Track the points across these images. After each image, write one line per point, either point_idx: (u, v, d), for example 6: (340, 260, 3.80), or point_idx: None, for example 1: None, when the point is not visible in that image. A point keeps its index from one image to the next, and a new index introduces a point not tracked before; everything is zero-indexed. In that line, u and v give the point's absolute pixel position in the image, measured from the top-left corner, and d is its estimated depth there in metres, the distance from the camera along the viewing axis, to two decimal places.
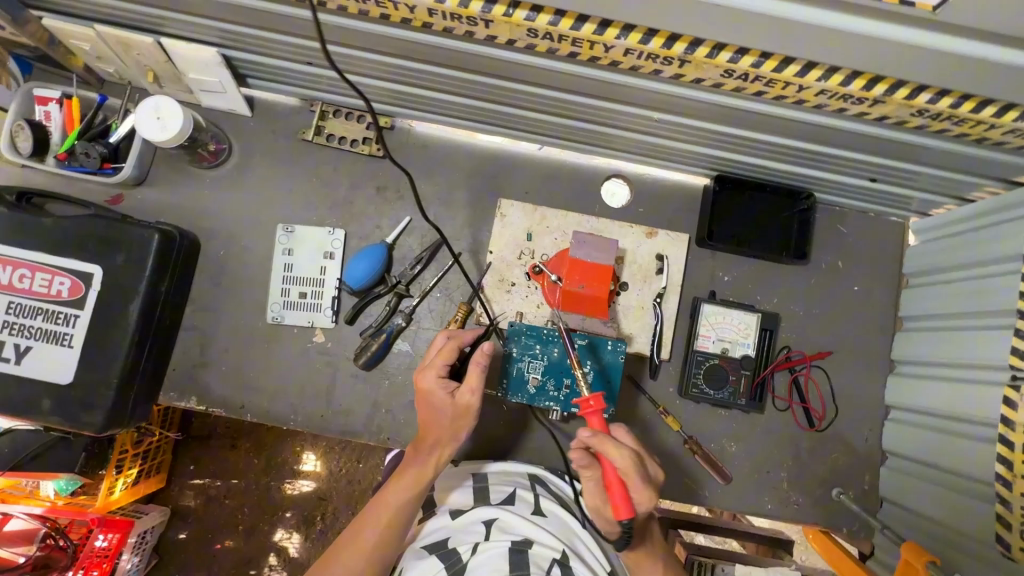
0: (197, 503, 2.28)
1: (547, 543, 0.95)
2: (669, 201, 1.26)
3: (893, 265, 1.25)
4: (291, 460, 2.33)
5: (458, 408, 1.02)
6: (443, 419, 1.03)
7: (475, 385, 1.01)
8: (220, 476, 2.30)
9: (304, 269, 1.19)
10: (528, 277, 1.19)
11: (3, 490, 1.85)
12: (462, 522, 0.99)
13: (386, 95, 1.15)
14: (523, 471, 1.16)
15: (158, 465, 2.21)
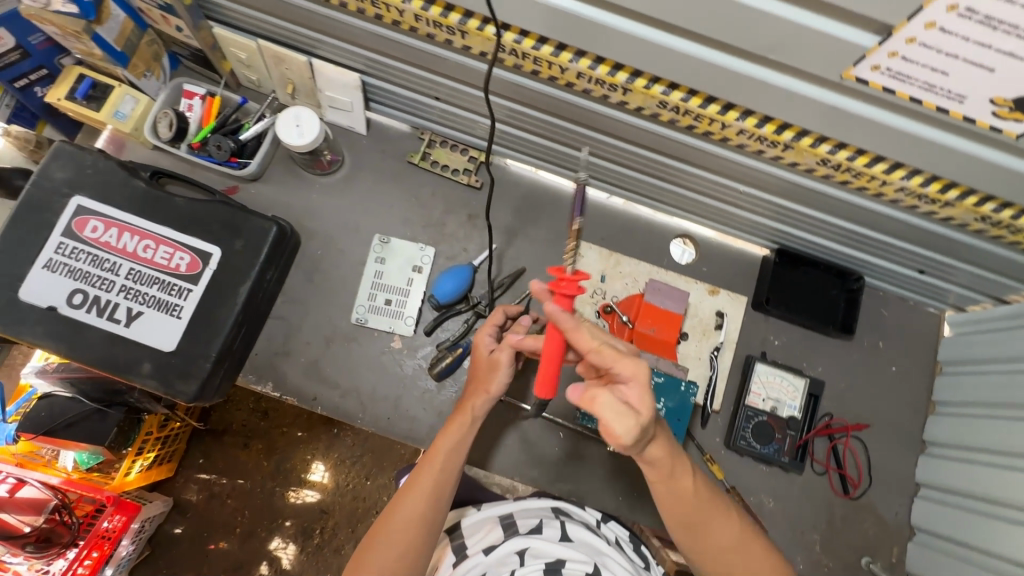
0: (200, 498, 2.26)
1: (579, 560, 1.00)
2: (729, 264, 1.38)
3: (929, 352, 1.36)
4: (300, 467, 2.32)
5: (490, 361, 1.06)
6: (480, 372, 1.08)
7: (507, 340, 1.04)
8: (227, 474, 2.29)
9: (394, 278, 1.29)
10: (598, 315, 1.28)
11: (21, 455, 1.84)
12: (496, 557, 1.03)
13: (494, 135, 1.28)
14: (541, 501, 1.18)
15: (172, 454, 2.19)
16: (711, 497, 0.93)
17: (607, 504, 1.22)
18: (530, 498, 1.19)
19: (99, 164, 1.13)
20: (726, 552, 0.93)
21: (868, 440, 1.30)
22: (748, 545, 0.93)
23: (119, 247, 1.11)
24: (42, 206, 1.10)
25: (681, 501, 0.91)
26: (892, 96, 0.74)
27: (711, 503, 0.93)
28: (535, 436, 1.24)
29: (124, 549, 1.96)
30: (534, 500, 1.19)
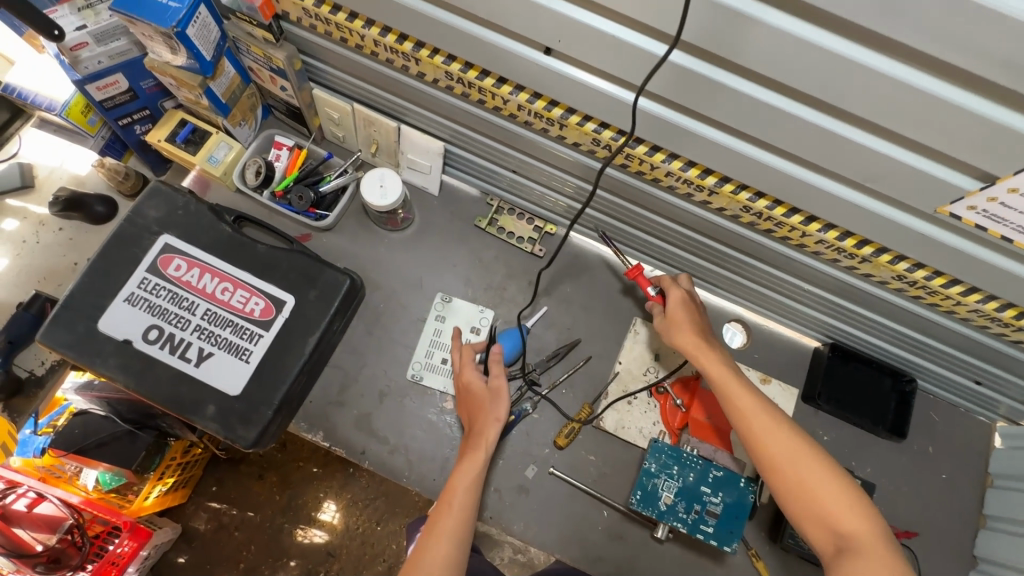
0: (207, 528, 2.22)
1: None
2: (780, 354, 1.39)
3: (979, 462, 1.34)
4: (312, 505, 2.28)
5: (491, 391, 1.17)
6: (483, 403, 1.15)
7: (498, 367, 1.19)
8: (238, 505, 2.25)
9: (452, 338, 1.31)
10: (649, 394, 1.29)
11: (45, 470, 1.81)
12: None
13: (563, 209, 1.32)
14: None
15: (187, 480, 2.16)
16: (761, 401, 0.99)
17: None
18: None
19: (190, 207, 1.19)
20: (789, 462, 0.92)
21: (915, 549, 1.27)
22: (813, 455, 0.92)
23: (198, 287, 1.14)
24: (131, 241, 1.15)
25: (726, 399, 1.01)
26: (982, 232, 0.77)
27: (763, 407, 0.98)
28: (578, 512, 1.23)
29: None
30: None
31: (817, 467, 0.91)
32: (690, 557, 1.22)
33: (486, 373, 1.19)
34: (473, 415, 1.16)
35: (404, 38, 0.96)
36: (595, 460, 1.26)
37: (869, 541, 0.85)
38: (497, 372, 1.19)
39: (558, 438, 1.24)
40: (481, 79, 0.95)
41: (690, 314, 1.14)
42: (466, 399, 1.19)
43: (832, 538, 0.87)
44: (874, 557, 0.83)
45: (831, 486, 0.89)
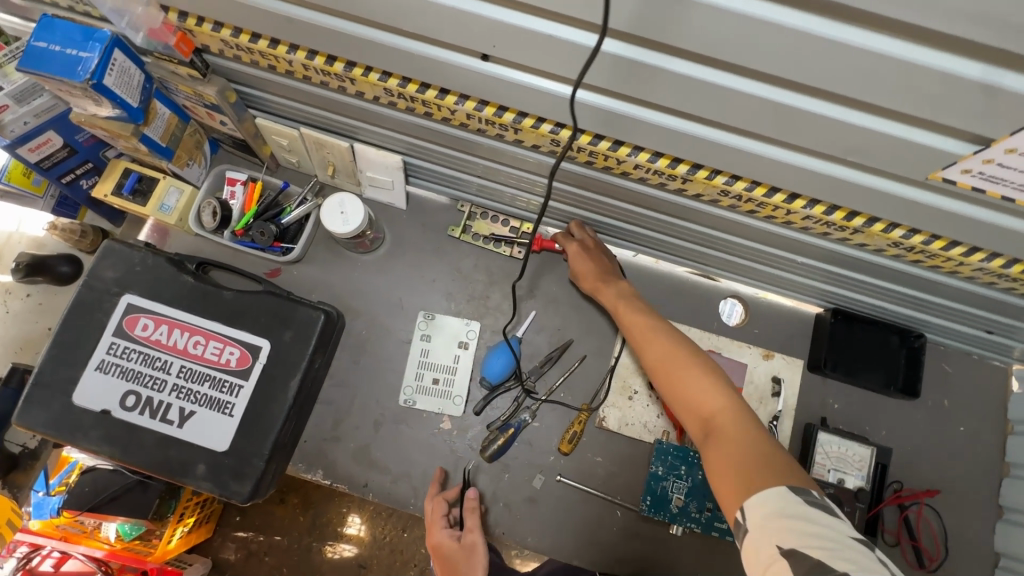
0: (238, 557, 2.25)
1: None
2: (781, 325, 1.34)
3: (998, 409, 1.30)
4: (336, 521, 2.29)
5: (465, 547, 1.12)
6: (458, 565, 1.12)
7: (474, 521, 1.14)
8: (264, 531, 2.27)
9: (441, 356, 1.27)
10: (650, 386, 1.25)
11: (61, 527, 1.72)
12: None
13: (538, 208, 1.26)
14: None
15: (210, 515, 2.18)
16: (645, 320, 1.04)
17: None
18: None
19: (148, 262, 1.13)
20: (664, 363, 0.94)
21: (939, 507, 1.24)
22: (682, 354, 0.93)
23: (169, 344, 1.10)
24: (93, 307, 1.10)
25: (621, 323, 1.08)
26: (980, 194, 0.70)
27: (646, 324, 1.03)
28: (592, 516, 1.21)
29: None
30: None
31: (686, 363, 0.91)
32: (710, 546, 1.20)
33: (460, 528, 1.14)
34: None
35: (332, 59, 0.89)
36: (603, 461, 1.23)
37: (736, 420, 0.80)
38: (471, 526, 1.14)
39: (562, 444, 1.21)
40: (423, 92, 0.88)
41: (588, 264, 1.18)
42: (439, 558, 1.13)
43: (700, 425, 0.84)
44: (727, 429, 0.79)
45: (695, 376, 0.88)
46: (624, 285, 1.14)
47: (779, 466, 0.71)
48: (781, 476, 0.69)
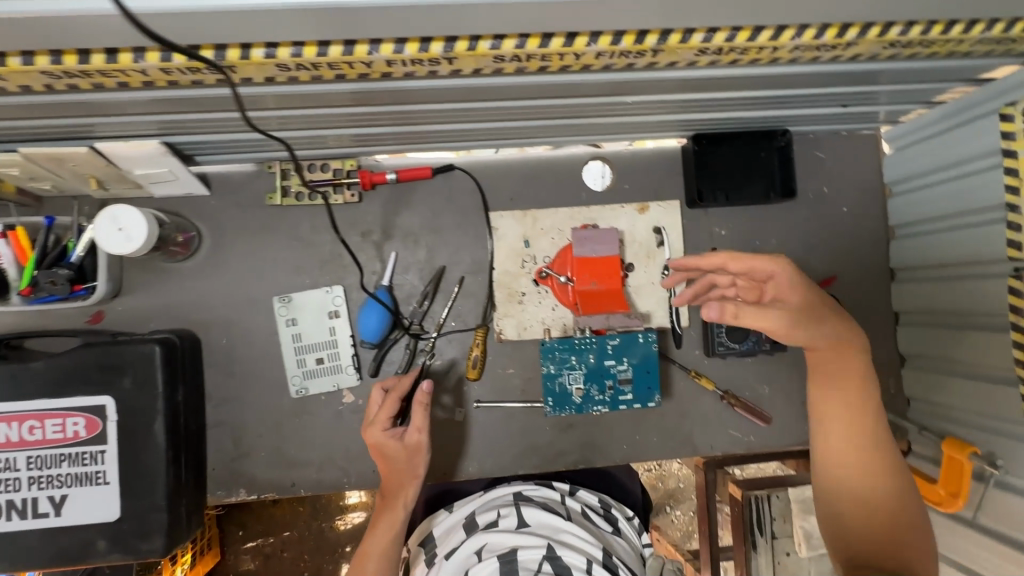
0: (258, 563, 2.30)
1: (533, 545, 0.95)
2: (651, 170, 1.26)
3: (874, 178, 1.28)
4: (333, 497, 2.34)
5: (411, 447, 1.06)
6: (399, 463, 1.07)
7: (422, 423, 1.06)
8: (271, 532, 2.31)
9: (314, 334, 1.16)
10: (536, 283, 1.18)
11: None
12: (457, 562, 0.99)
13: (348, 140, 1.09)
14: (503, 488, 1.17)
15: (209, 541, 2.19)
16: (849, 398, 0.87)
17: (615, 456, 1.22)
18: (492, 489, 1.19)
19: None
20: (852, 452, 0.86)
21: (838, 290, 1.27)
22: (862, 401, 0.87)
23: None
24: None
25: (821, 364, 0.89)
26: None
27: (857, 404, 0.87)
28: (522, 425, 1.20)
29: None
30: (498, 489, 1.18)
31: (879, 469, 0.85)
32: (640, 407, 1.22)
33: (405, 426, 1.06)
34: (391, 473, 1.07)
35: None
36: (515, 372, 1.20)
37: (874, 466, 0.85)
38: (417, 426, 1.07)
39: (468, 371, 1.17)
40: (87, 61, 0.68)
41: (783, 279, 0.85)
42: (379, 456, 1.07)
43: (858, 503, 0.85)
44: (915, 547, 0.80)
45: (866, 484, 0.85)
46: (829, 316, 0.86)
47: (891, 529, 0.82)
48: (874, 520, 0.83)
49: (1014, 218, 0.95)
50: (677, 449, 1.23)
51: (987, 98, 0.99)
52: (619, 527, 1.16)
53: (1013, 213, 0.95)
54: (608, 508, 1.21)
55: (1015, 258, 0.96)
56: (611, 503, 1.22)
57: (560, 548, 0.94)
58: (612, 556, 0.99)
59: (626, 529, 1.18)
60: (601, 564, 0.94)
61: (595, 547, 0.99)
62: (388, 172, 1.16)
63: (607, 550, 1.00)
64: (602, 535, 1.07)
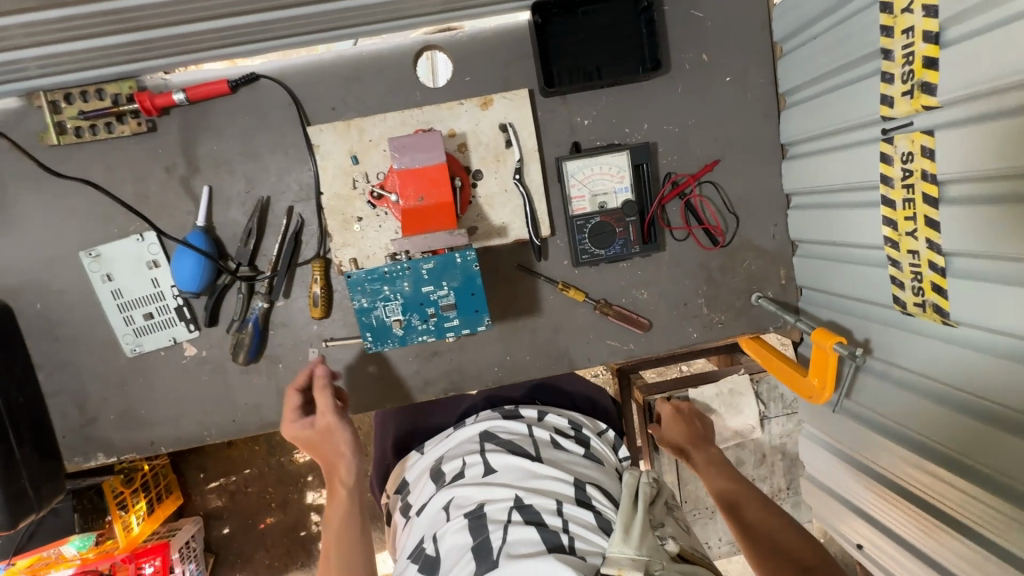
0: (224, 501, 2.10)
1: (499, 495, 0.92)
2: (495, 55, 1.06)
3: (763, 36, 1.08)
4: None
5: (321, 431, 1.00)
6: (321, 450, 1.01)
7: (324, 401, 0.99)
8: (231, 471, 2.09)
9: (135, 289, 1.06)
10: (372, 206, 1.04)
11: (34, 564, 1.81)
12: (427, 518, 0.97)
13: (104, 56, 0.91)
14: (472, 429, 1.09)
15: (167, 487, 2.02)
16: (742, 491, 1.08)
17: (487, 380, 1.15)
18: (461, 430, 1.11)
19: None
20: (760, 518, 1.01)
21: (724, 175, 1.12)
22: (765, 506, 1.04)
23: None
24: None
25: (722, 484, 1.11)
26: None
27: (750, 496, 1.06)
28: (382, 359, 1.13)
29: (188, 572, 1.95)
30: (464, 430, 1.11)
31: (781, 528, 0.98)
32: (508, 327, 1.13)
33: (313, 413, 1.01)
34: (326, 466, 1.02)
35: None
36: None
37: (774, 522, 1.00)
38: (321, 409, 1.00)
39: (311, 310, 1.07)
40: None
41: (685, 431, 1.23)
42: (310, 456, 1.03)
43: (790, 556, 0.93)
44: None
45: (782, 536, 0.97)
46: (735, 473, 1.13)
47: (820, 553, 0.92)
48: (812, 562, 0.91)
49: (888, 67, 0.78)
50: (553, 366, 1.16)
51: None
52: (591, 448, 1.10)
53: (886, 60, 0.78)
54: (578, 428, 1.13)
55: (886, 117, 0.81)
56: (580, 423, 1.14)
57: (528, 494, 0.91)
58: (584, 487, 0.96)
59: (597, 449, 1.11)
60: (573, 502, 0.92)
61: (568, 484, 0.95)
62: (174, 92, 0.99)
63: (579, 482, 0.96)
64: (575, 463, 1.02)
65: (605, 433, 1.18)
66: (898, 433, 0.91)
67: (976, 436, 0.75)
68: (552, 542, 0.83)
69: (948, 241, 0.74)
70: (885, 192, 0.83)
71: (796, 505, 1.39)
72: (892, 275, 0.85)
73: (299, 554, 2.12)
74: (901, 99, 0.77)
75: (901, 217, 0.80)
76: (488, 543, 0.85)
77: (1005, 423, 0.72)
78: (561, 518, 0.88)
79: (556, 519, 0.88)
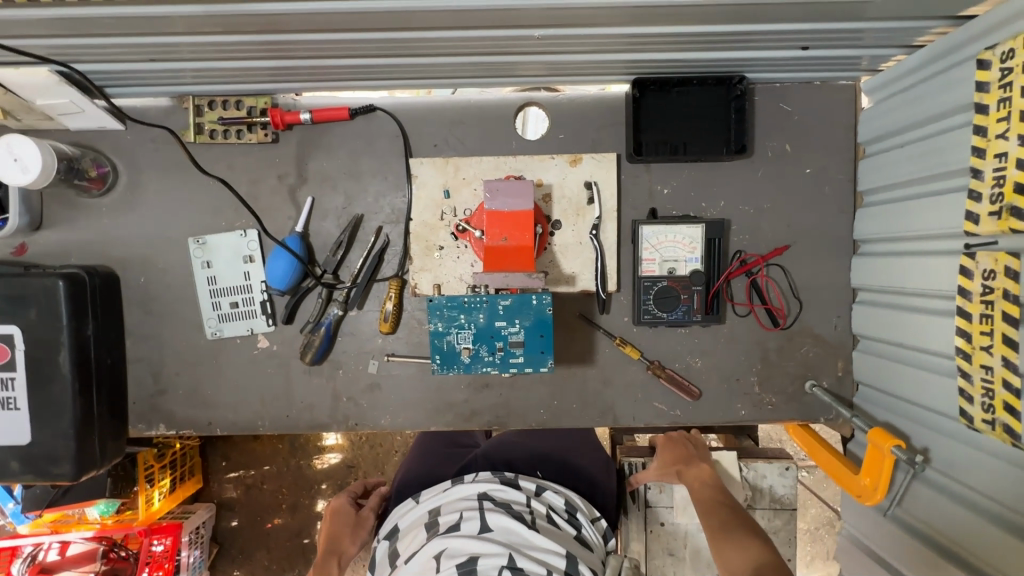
0: (239, 493, 2.13)
1: (494, 552, 0.95)
2: (590, 118, 1.14)
3: (847, 136, 1.13)
4: (312, 436, 2.11)
5: (360, 519, 1.29)
6: (348, 527, 1.27)
7: (374, 503, 1.33)
8: (252, 464, 2.12)
9: (228, 278, 1.15)
10: (455, 237, 1.12)
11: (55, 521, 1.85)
12: (414, 566, 0.98)
13: (254, 74, 1.04)
14: (469, 488, 1.14)
15: (190, 469, 2.07)
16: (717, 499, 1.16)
17: (530, 421, 1.18)
18: (458, 487, 1.15)
19: None
20: (726, 525, 1.08)
21: (792, 260, 1.15)
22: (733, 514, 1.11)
23: None
24: None
25: (702, 492, 1.18)
26: None
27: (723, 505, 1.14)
28: (435, 382, 1.17)
29: (193, 557, 1.97)
30: (462, 487, 1.15)
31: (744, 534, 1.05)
32: (561, 371, 1.17)
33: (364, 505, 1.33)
34: (340, 532, 1.26)
35: None
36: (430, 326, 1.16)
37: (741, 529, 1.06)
38: (371, 506, 1.33)
39: (381, 325, 1.13)
40: None
41: (677, 454, 1.26)
42: (331, 521, 1.28)
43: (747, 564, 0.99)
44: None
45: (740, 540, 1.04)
46: (711, 478, 1.21)
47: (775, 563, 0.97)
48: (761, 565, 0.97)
49: (977, 185, 0.81)
50: (596, 419, 1.17)
51: (968, 40, 0.83)
52: (583, 532, 1.13)
53: (976, 178, 0.81)
54: (573, 512, 1.15)
55: (971, 232, 0.83)
56: (576, 505, 1.17)
57: (520, 558, 0.94)
58: (576, 562, 1.00)
59: (589, 536, 1.13)
60: (562, 574, 0.96)
61: (558, 556, 0.99)
62: (301, 112, 1.10)
63: (571, 556, 1.00)
64: (569, 540, 1.07)
65: (597, 521, 1.19)
66: (903, 518, 0.98)
67: (976, 531, 0.83)
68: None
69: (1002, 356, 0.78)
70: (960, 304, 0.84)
71: None
72: (961, 386, 0.85)
73: (299, 560, 2.12)
74: (988, 218, 0.80)
75: (977, 330, 0.81)
76: None
77: None
78: None
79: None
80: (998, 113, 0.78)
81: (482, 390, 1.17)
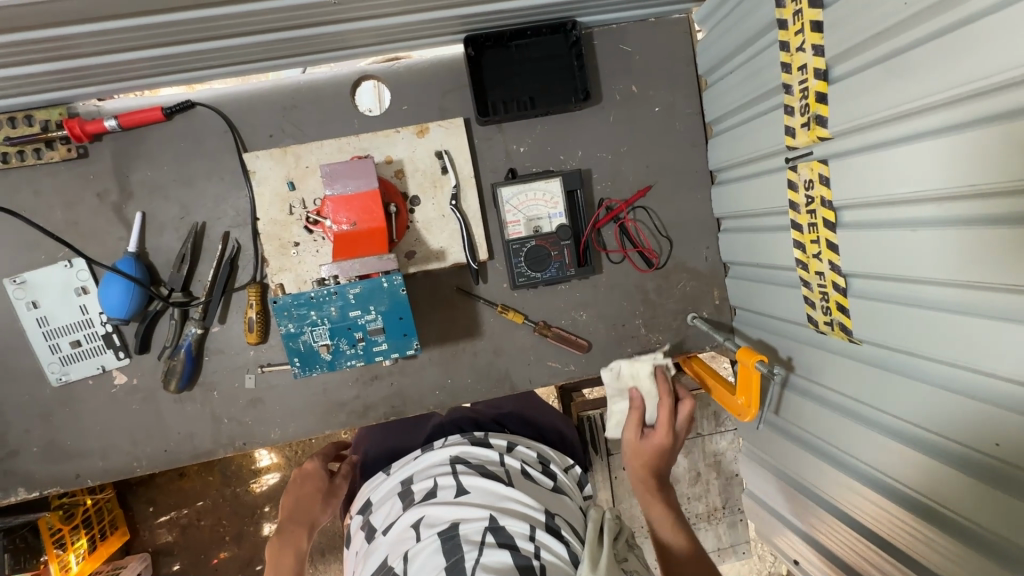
0: (175, 536, 1.80)
1: (473, 516, 0.86)
2: (433, 84, 1.09)
3: (688, 70, 1.14)
4: (243, 460, 1.81)
5: (332, 484, 1.17)
6: (319, 491, 1.14)
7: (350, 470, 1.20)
8: (180, 502, 1.80)
9: (62, 315, 1.03)
10: (309, 231, 1.04)
11: None
12: (393, 536, 0.89)
13: (29, 83, 0.90)
14: (439, 454, 1.03)
15: (111, 522, 1.72)
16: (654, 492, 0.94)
17: (428, 405, 1.15)
18: (429, 453, 1.05)
19: None
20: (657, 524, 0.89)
21: (656, 200, 1.16)
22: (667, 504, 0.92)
23: None
24: None
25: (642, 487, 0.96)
26: None
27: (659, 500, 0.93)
28: (320, 384, 1.12)
29: None
30: (434, 452, 1.04)
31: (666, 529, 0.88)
32: (449, 349, 1.14)
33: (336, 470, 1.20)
34: (309, 495, 1.13)
35: None
36: None
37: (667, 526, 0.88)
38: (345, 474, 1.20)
39: (248, 336, 1.06)
40: None
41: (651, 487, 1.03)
42: (299, 484, 1.14)
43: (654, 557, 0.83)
44: None
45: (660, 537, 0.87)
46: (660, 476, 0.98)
47: None
48: None
49: (790, 101, 0.83)
50: (493, 390, 1.16)
51: None
52: (558, 482, 1.05)
53: (788, 94, 0.83)
54: (546, 463, 1.08)
55: (791, 147, 0.85)
56: (548, 457, 1.09)
57: (502, 517, 0.86)
58: (555, 517, 0.90)
59: (565, 483, 1.06)
60: (544, 529, 0.86)
61: (537, 512, 0.90)
62: (105, 119, 0.99)
63: (549, 511, 0.91)
64: (546, 495, 0.98)
65: (571, 468, 1.14)
66: (877, 480, 0.83)
67: (968, 489, 0.66)
68: (522, 568, 0.76)
69: (933, 266, 0.65)
70: (893, 212, 0.69)
71: (732, 524, 1.44)
72: (805, 295, 0.89)
73: None
74: (801, 131, 0.82)
75: (808, 240, 0.85)
76: (462, 564, 0.77)
77: (920, 444, 0.74)
78: (535, 543, 0.82)
79: (529, 543, 0.81)
80: (795, 27, 0.80)
81: (372, 383, 1.13)
